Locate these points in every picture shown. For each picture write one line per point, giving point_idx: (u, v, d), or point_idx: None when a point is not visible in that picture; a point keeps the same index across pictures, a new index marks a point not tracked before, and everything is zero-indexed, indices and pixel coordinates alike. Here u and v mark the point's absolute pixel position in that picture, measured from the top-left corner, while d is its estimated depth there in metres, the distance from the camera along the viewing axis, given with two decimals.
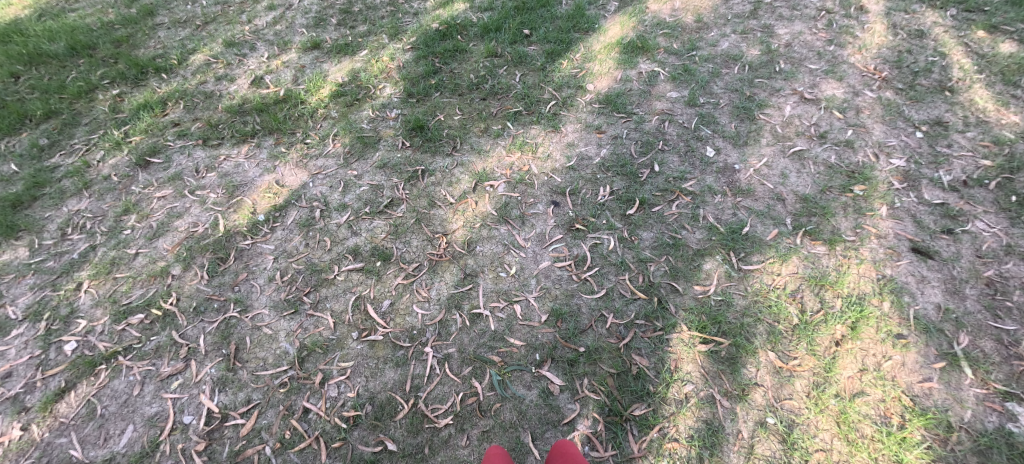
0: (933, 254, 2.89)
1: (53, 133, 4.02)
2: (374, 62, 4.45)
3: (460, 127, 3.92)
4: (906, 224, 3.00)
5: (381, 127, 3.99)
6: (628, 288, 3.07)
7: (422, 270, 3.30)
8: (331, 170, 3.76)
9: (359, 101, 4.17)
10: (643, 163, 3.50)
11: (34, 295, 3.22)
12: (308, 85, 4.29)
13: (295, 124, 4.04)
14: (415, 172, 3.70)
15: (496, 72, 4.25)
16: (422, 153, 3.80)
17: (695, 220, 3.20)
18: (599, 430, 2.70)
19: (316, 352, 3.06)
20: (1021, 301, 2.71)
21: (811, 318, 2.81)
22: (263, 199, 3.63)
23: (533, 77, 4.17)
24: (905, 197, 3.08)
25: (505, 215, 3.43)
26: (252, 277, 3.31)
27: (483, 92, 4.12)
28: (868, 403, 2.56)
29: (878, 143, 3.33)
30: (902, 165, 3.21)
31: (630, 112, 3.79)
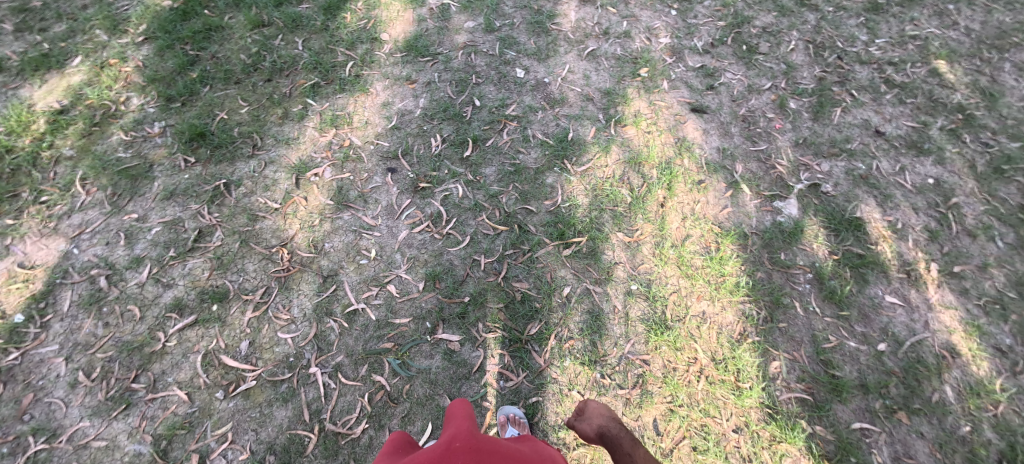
0: (705, 109, 3.48)
1: None
2: (100, 70, 3.43)
3: (253, 120, 3.36)
4: (682, 90, 3.55)
5: (146, 149, 3.22)
6: (489, 226, 3.12)
7: (273, 292, 2.91)
8: (99, 222, 2.97)
9: (100, 125, 3.25)
10: (463, 102, 3.47)
11: None
12: (9, 125, 3.14)
13: (11, 184, 3.01)
14: (217, 188, 3.15)
15: (272, 44, 3.64)
16: (216, 165, 3.22)
17: (528, 140, 3.35)
18: (507, 362, 2.82)
19: (179, 435, 2.54)
20: (766, 126, 3.42)
21: (639, 193, 3.20)
22: (11, 293, 2.75)
23: (317, 41, 3.68)
24: (677, 69, 3.64)
25: (343, 201, 3.16)
26: (44, 394, 2.56)
27: (264, 72, 3.53)
28: (694, 242, 3.08)
29: (647, 28, 3.82)
30: (669, 42, 3.76)
31: (435, 54, 3.64)
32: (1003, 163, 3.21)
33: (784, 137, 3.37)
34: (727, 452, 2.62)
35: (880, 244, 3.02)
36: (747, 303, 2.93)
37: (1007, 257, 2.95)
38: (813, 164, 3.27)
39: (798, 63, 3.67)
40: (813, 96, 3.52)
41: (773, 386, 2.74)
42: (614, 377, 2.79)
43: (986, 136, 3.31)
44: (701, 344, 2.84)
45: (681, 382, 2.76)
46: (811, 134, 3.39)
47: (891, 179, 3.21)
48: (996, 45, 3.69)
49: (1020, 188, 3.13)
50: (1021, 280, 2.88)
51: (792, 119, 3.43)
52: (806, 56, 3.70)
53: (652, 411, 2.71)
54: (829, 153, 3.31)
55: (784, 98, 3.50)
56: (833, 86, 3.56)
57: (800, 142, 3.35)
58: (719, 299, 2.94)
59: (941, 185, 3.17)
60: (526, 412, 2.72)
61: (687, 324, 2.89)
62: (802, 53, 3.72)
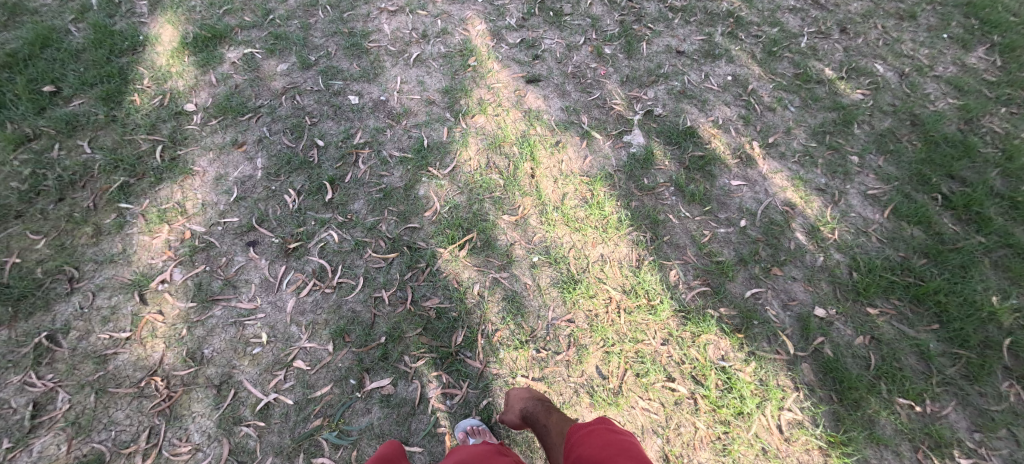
0: (539, 77, 3.65)
1: None
2: None
3: (57, 250, 2.78)
4: (513, 67, 3.68)
5: None
6: (379, 258, 2.98)
7: (161, 430, 2.50)
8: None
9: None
10: (305, 147, 3.22)
11: None
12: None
13: None
14: (39, 345, 2.58)
15: (48, 157, 3.00)
16: (27, 320, 2.63)
17: (385, 161, 3.23)
18: (447, 380, 2.77)
19: None
20: (594, 76, 3.69)
21: (509, 172, 3.28)
22: None
23: (109, 136, 3.12)
24: (501, 49, 3.74)
25: (208, 297, 2.78)
26: None
27: (51, 193, 2.91)
28: (571, 197, 3.26)
29: (461, 20, 3.85)
30: (485, 27, 3.83)
31: (255, 108, 3.31)
32: (773, 46, 3.86)
33: (611, 80, 3.68)
34: (664, 364, 2.87)
35: (712, 142, 3.48)
36: (633, 232, 3.20)
37: (801, 117, 3.58)
38: (641, 95, 3.63)
39: (599, 14, 3.99)
40: (621, 38, 3.87)
41: (678, 292, 3.05)
42: (549, 347, 2.89)
43: (755, 30, 3.95)
44: (610, 283, 3.06)
45: (606, 324, 2.95)
46: (631, 70, 3.73)
47: (702, 87, 3.69)
48: None
49: (792, 62, 3.80)
50: (816, 132, 3.53)
51: (611, 62, 3.75)
52: (603, 7, 4.04)
53: (592, 361, 2.87)
54: (650, 81, 3.69)
55: (599, 47, 3.80)
56: (633, 25, 3.95)
57: (624, 80, 3.69)
58: (609, 238, 3.17)
59: (738, 78, 3.74)
60: (482, 418, 2.71)
61: (594, 272, 3.08)
62: (600, 4, 4.05)
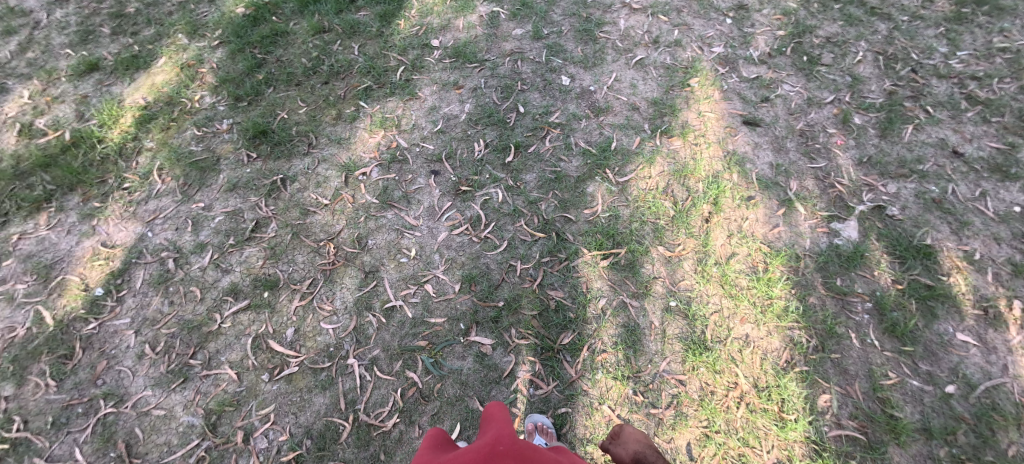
0: (759, 122, 3.34)
1: None
2: (178, 69, 3.73)
3: (310, 120, 3.55)
4: (734, 102, 3.43)
5: (215, 144, 3.42)
6: (527, 232, 3.13)
7: (319, 284, 3.00)
8: (170, 210, 3.15)
9: (176, 121, 3.50)
10: (507, 108, 3.50)
11: None
12: (100, 117, 3.45)
13: (101, 169, 3.26)
14: (274, 183, 3.30)
15: (330, 49, 3.84)
16: (275, 161, 3.39)
17: (568, 149, 3.33)
18: (539, 370, 2.81)
19: (227, 412, 2.67)
20: (826, 142, 3.24)
21: (683, 206, 3.11)
22: (93, 270, 2.93)
23: (373, 46, 3.84)
24: (729, 79, 3.52)
25: (388, 200, 3.26)
26: (115, 362, 2.72)
27: (322, 75, 3.73)
28: (740, 261, 2.94)
29: (700, 37, 3.72)
30: (722, 51, 3.65)
31: (482, 60, 3.70)
32: None
33: (846, 155, 3.18)
34: None
35: (952, 276, 2.77)
36: (796, 329, 2.75)
37: None
38: (878, 185, 3.07)
39: (865, 75, 3.48)
40: (881, 111, 3.32)
41: (821, 421, 2.55)
42: (646, 395, 2.70)
43: None
44: (743, 369, 2.70)
45: (719, 407, 2.63)
46: (877, 152, 3.18)
47: (969, 205, 2.95)
48: None
49: None
50: None
51: (856, 136, 3.25)
52: (874, 68, 3.51)
53: (686, 434, 2.60)
54: (898, 174, 3.09)
55: (847, 113, 3.31)
56: (905, 101, 3.35)
57: (863, 161, 3.16)
58: (764, 323, 2.78)
59: None
60: (554, 421, 2.69)
61: (729, 347, 2.75)
62: (870, 64, 3.53)
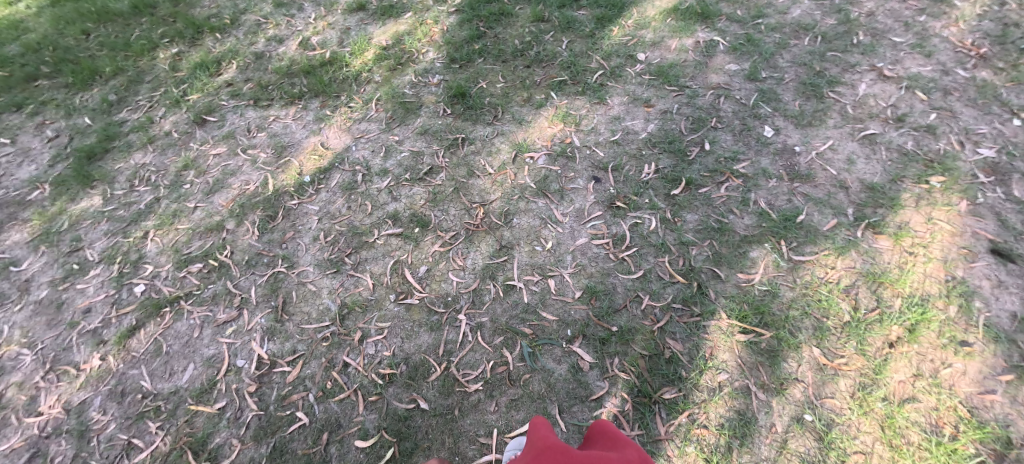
0: (1016, 258, 2.73)
1: (120, 89, 4.16)
2: (419, 25, 4.37)
3: (503, 95, 3.83)
4: (988, 223, 2.86)
5: (424, 93, 3.92)
6: (665, 270, 3.01)
7: (458, 240, 3.25)
8: (374, 134, 3.72)
9: (402, 65, 4.11)
10: (693, 140, 3.50)
11: (109, 241, 3.30)
12: (353, 48, 4.25)
13: (341, 87, 4.01)
14: (455, 140, 3.64)
15: (543, 38, 4.13)
16: (463, 121, 3.73)
17: (744, 206, 3.17)
18: (627, 411, 2.64)
19: (356, 311, 3.01)
20: None
21: (864, 316, 2.70)
22: (309, 161, 3.62)
23: (580, 45, 4.05)
24: (990, 193, 2.96)
25: (543, 189, 3.40)
26: (298, 236, 3.28)
27: (527, 59, 4.02)
28: (918, 410, 2.44)
29: (966, 130, 3.23)
30: (992, 156, 3.10)
31: (683, 85, 3.76)
32: None
33: None
34: None
35: None
36: None
37: None
38: None
39: None
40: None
41: None
42: None
43: None
44: None
45: None
46: None
47: None
48: None
49: None
50: None
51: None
52: None
53: None
54: None
55: None
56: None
57: None
58: None
59: None
60: None
61: None
62: None
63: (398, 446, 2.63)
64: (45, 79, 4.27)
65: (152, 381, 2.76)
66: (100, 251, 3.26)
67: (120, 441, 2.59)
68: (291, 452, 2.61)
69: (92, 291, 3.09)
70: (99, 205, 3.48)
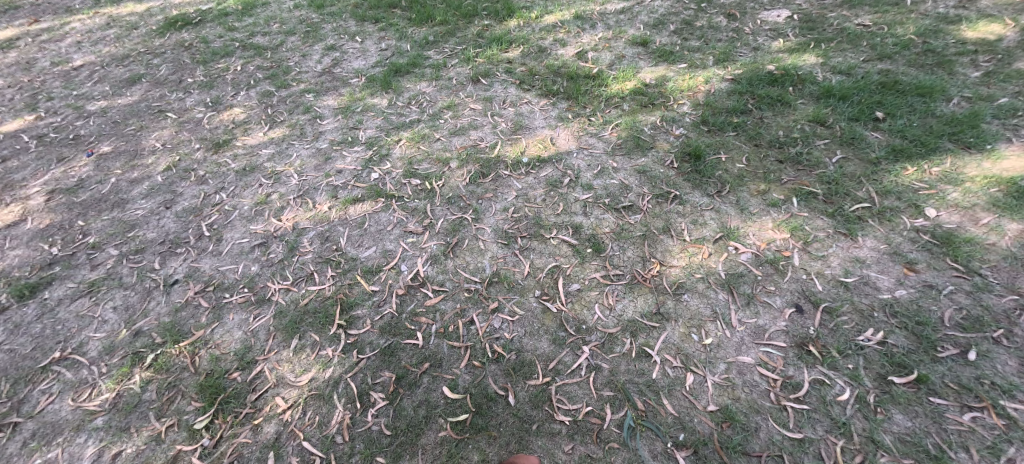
0: None
1: (438, 35, 5.31)
2: (687, 78, 4.47)
3: (737, 176, 3.66)
4: None
5: (660, 138, 4.00)
6: (832, 454, 2.54)
7: (620, 281, 3.27)
8: (599, 151, 3.97)
9: (652, 106, 4.27)
10: (951, 336, 2.81)
11: (376, 132, 4.28)
12: (617, 73, 4.60)
13: (590, 100, 4.39)
14: (667, 194, 3.63)
15: (812, 140, 3.79)
16: (684, 180, 3.69)
17: (991, 456, 2.47)
18: None
19: (502, 284, 3.31)
20: None
21: None
22: (533, 147, 4.06)
23: (855, 166, 3.59)
24: None
25: (731, 284, 3.17)
26: (494, 200, 3.74)
27: (784, 154, 3.74)
28: None
29: None
30: None
31: (971, 269, 3.03)
32: None
33: None
34: None
35: None
36: None
37: None
38: None
39: None
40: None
41: None
42: None
43: None
44: None
45: None
46: None
47: None
48: None
49: None
50: None
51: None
52: None
53: None
54: None
55: None
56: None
57: None
58: None
59: None
60: None
61: None
62: None
63: (471, 416, 2.82)
64: (401, 10, 5.80)
65: (346, 242, 3.53)
66: (367, 136, 4.27)
67: (307, 269, 3.40)
68: (397, 358, 3.03)
69: (349, 160, 4.07)
70: (385, 106, 4.52)
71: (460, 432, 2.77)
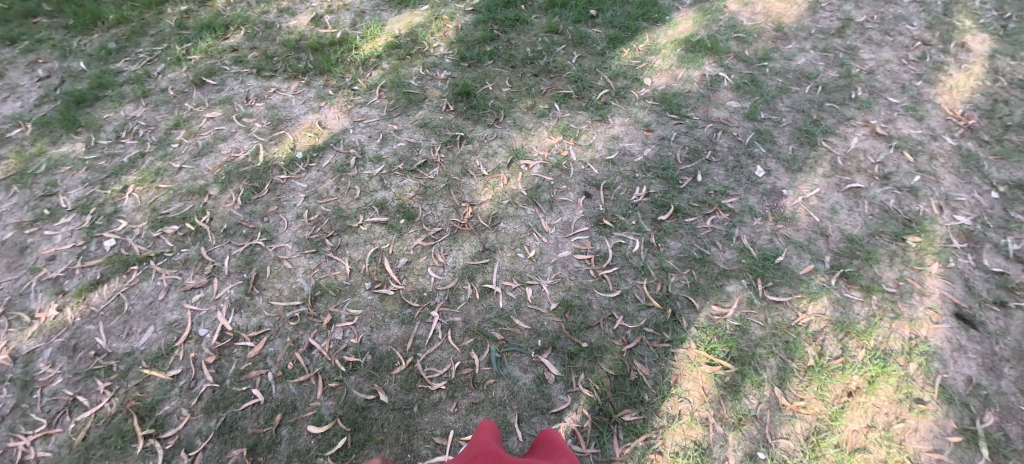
0: (978, 325, 2.69)
1: (121, 39, 4.09)
2: (434, 19, 4.37)
3: (506, 100, 3.85)
4: (956, 286, 2.81)
5: (429, 87, 3.91)
6: (642, 293, 2.99)
7: (443, 236, 3.24)
8: (374, 120, 3.70)
9: (411, 56, 4.10)
10: (686, 170, 3.47)
11: (84, 190, 3.24)
12: (365, 32, 4.24)
13: (346, 68, 3.99)
14: (453, 137, 3.63)
15: (554, 49, 4.16)
16: (464, 120, 3.73)
17: (727, 241, 3.10)
18: (586, 427, 2.63)
19: (328, 294, 2.98)
20: None
21: (827, 362, 2.67)
22: (303, 137, 3.59)
23: (590, 61, 4.10)
24: (961, 258, 2.89)
25: (534, 197, 3.40)
26: (281, 211, 3.26)
27: (536, 68, 4.05)
28: (868, 460, 2.42)
29: (945, 195, 3.14)
30: (967, 223, 3.02)
31: (683, 115, 3.77)
32: None
33: None
34: None
35: None
36: None
37: None
38: None
39: None
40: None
41: None
42: None
43: None
44: None
45: None
46: None
47: None
48: None
49: None
50: None
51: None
52: None
53: None
54: None
55: None
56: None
57: None
58: None
59: None
60: None
61: None
62: None
63: (351, 436, 2.58)
64: (44, 15, 4.23)
65: (108, 339, 2.72)
66: (73, 199, 3.20)
67: (64, 397, 2.54)
68: (239, 429, 2.55)
69: (59, 239, 3.03)
70: (82, 152, 3.42)
71: (345, 459, 2.52)
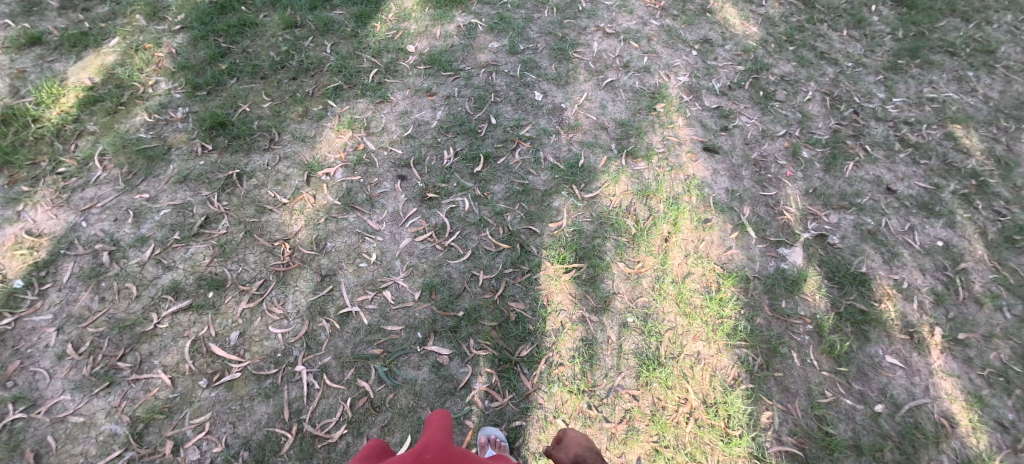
0: (718, 149, 3.51)
1: None
2: (134, 52, 3.60)
3: (273, 115, 3.48)
4: (697, 129, 3.61)
5: (168, 133, 3.33)
6: (490, 242, 3.13)
7: (270, 286, 2.93)
8: (110, 199, 3.07)
9: (126, 104, 3.39)
10: (479, 118, 3.59)
11: None
12: (38, 95, 3.28)
13: (33, 150, 3.13)
14: (230, 178, 3.23)
15: (301, 45, 3.81)
16: (232, 155, 3.31)
17: (536, 163, 3.42)
18: (495, 382, 2.76)
19: (157, 419, 2.54)
20: (777, 173, 3.42)
21: (644, 224, 3.20)
22: (14, 259, 2.81)
23: (346, 46, 3.85)
24: (692, 107, 3.71)
25: (351, 203, 3.21)
26: (31, 362, 2.60)
27: (291, 70, 3.68)
28: (695, 280, 3.03)
29: (667, 65, 3.93)
30: (687, 80, 3.85)
31: (457, 69, 3.80)
32: (1015, 232, 3.16)
33: (794, 185, 3.37)
34: None
35: (883, 303, 2.95)
36: (743, 348, 2.85)
37: (1014, 329, 2.86)
38: (821, 215, 3.25)
39: (813, 113, 3.70)
40: (826, 147, 3.53)
41: (763, 436, 2.64)
42: (601, 410, 2.70)
43: (998, 205, 3.27)
44: (693, 385, 2.76)
45: (669, 422, 2.68)
46: (821, 184, 3.38)
47: (899, 237, 3.17)
48: (1013, 115, 3.68)
49: None
50: None
51: (804, 168, 3.44)
52: (821, 107, 3.73)
53: (637, 449, 2.62)
54: (839, 205, 3.29)
55: (797, 146, 3.52)
56: (847, 139, 3.58)
57: (810, 191, 3.34)
58: (715, 341, 2.87)
59: (950, 248, 3.12)
60: (507, 435, 2.65)
61: (681, 363, 2.81)
62: (819, 104, 3.75)
63: None
64: None
65: None
66: None
67: None
68: None
69: None
70: None
71: None
